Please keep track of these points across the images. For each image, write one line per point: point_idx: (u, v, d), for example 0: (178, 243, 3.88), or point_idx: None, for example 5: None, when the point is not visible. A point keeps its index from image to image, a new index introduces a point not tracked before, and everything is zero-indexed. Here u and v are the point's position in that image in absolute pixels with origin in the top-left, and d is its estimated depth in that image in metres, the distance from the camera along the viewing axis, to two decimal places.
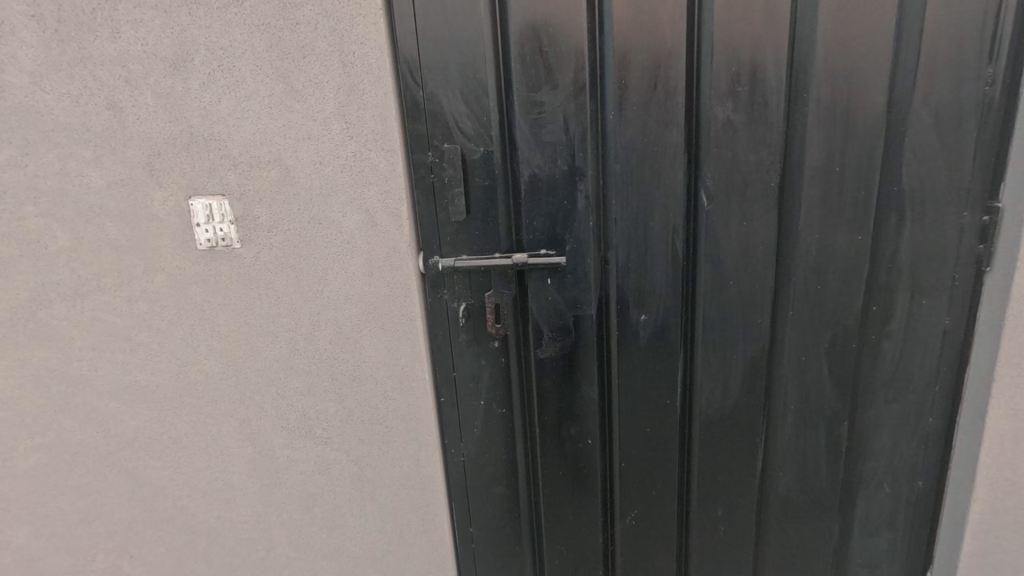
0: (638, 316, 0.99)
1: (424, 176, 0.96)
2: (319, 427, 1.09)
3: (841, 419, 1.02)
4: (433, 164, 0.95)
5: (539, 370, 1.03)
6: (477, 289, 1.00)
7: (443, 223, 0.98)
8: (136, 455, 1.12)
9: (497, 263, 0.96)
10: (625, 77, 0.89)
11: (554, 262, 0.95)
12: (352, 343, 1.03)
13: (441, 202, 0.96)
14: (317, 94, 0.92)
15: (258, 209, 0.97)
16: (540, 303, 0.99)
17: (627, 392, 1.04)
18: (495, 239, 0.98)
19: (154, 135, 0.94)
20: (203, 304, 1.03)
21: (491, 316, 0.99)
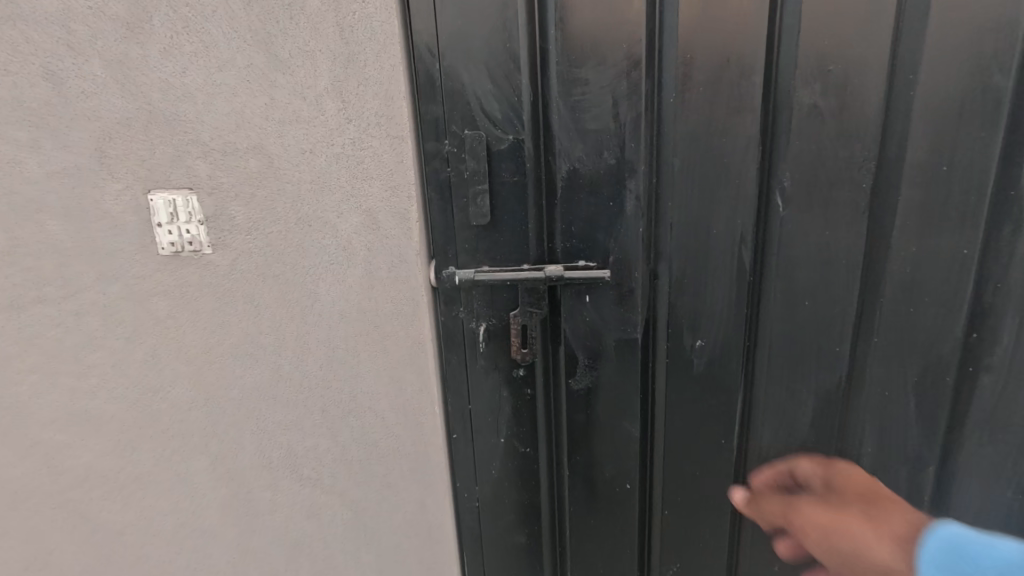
0: (693, 342, 0.83)
1: (439, 170, 0.78)
2: (307, 466, 0.92)
3: (927, 464, 0.87)
4: (451, 156, 0.77)
5: (572, 403, 0.87)
6: (499, 308, 0.83)
7: (461, 227, 0.81)
8: (89, 496, 0.95)
9: (525, 276, 0.78)
10: (692, 51, 0.72)
11: (594, 275, 0.78)
12: (348, 370, 0.86)
13: (459, 202, 0.79)
14: (308, 66, 0.74)
15: (234, 208, 0.79)
16: (575, 324, 0.83)
17: (674, 430, 0.88)
18: (523, 248, 0.81)
19: (104, 114, 0.76)
20: (167, 320, 0.86)
21: (516, 340, 0.82)
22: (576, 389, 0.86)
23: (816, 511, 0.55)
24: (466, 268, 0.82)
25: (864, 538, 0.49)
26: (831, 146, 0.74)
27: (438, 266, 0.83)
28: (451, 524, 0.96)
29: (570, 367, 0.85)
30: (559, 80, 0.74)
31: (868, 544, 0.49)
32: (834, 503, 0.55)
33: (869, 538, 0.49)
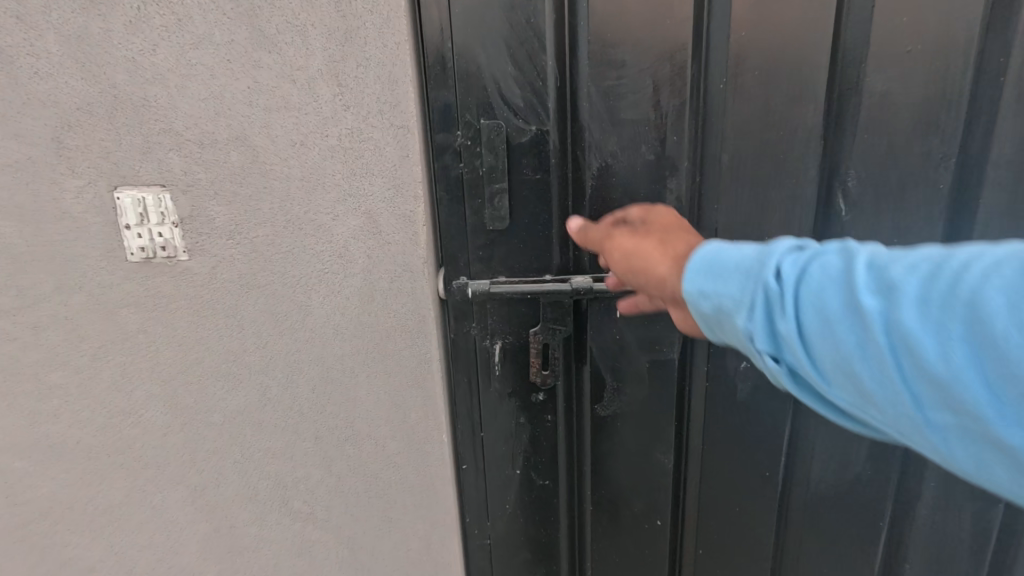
0: (737, 364, 0.74)
1: (451, 167, 0.68)
2: (298, 499, 0.82)
3: (997, 500, 0.77)
4: (465, 150, 0.67)
5: (598, 430, 0.78)
6: (517, 325, 0.73)
7: (474, 232, 0.70)
8: (52, 530, 0.85)
9: (548, 288, 0.69)
10: (747, 28, 0.62)
11: (630, 288, 0.68)
12: (345, 392, 0.76)
13: (473, 203, 0.69)
14: (299, 44, 0.63)
15: (214, 208, 0.69)
16: (604, 343, 0.73)
17: (713, 460, 0.79)
18: (546, 256, 0.71)
19: (60, 98, 0.65)
20: (137, 336, 0.75)
21: (536, 360, 0.73)
22: (603, 416, 0.77)
23: (621, 233, 0.54)
24: (479, 279, 0.72)
25: (650, 255, 0.49)
26: (906, 140, 0.64)
27: (448, 277, 0.72)
28: (460, 562, 0.87)
29: (597, 391, 0.75)
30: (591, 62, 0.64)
31: (651, 266, 0.49)
32: (643, 230, 0.54)
33: (656, 259, 0.49)
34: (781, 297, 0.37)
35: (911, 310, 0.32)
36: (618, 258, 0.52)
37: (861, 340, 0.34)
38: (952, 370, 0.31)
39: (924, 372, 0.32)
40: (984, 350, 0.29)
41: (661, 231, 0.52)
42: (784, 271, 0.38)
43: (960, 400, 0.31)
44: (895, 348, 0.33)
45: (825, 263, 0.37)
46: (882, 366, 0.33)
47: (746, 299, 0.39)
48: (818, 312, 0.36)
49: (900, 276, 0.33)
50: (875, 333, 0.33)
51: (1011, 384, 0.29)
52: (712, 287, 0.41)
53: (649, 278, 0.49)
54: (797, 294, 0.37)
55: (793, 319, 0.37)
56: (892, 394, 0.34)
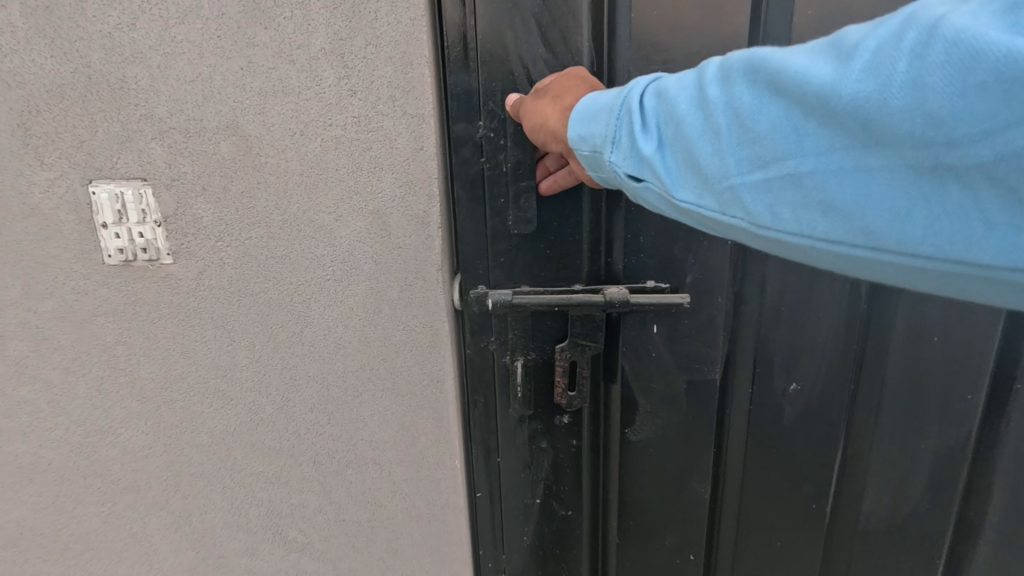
0: (785, 386, 0.67)
1: (472, 162, 0.60)
2: (293, 528, 0.74)
3: None
4: (489, 142, 0.59)
5: (628, 456, 0.70)
6: (541, 340, 0.65)
7: (494, 235, 0.62)
8: (22, 559, 0.77)
9: (579, 300, 0.60)
10: (813, 8, 0.55)
11: (672, 302, 0.60)
12: (347, 412, 0.68)
13: (496, 204, 0.61)
14: (299, 18, 0.55)
15: (201, 205, 0.61)
16: (638, 360, 0.66)
17: (755, 489, 0.72)
18: (576, 263, 0.63)
19: (26, 78, 0.57)
20: (116, 348, 0.67)
21: (562, 381, 0.65)
22: (634, 440, 0.70)
23: (527, 98, 0.54)
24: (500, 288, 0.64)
25: (542, 110, 0.51)
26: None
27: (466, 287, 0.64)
28: None
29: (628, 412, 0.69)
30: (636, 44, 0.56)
31: (541, 120, 0.51)
32: (554, 83, 0.53)
33: (547, 112, 0.50)
34: (635, 109, 0.41)
35: (731, 88, 0.36)
36: (527, 126, 0.53)
37: (701, 124, 0.37)
38: (761, 127, 0.34)
39: (743, 140, 0.35)
40: (784, 102, 0.33)
41: (557, 85, 0.52)
42: (642, 95, 0.42)
43: (773, 158, 0.34)
44: (721, 123, 0.36)
45: (677, 77, 0.40)
46: (712, 144, 0.36)
47: (613, 132, 0.43)
48: (669, 114, 0.39)
49: (723, 67, 0.37)
50: (707, 115, 0.37)
51: (809, 124, 0.32)
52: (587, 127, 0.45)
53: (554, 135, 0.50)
54: (651, 104, 0.40)
55: (649, 127, 0.40)
56: (721, 174, 0.36)
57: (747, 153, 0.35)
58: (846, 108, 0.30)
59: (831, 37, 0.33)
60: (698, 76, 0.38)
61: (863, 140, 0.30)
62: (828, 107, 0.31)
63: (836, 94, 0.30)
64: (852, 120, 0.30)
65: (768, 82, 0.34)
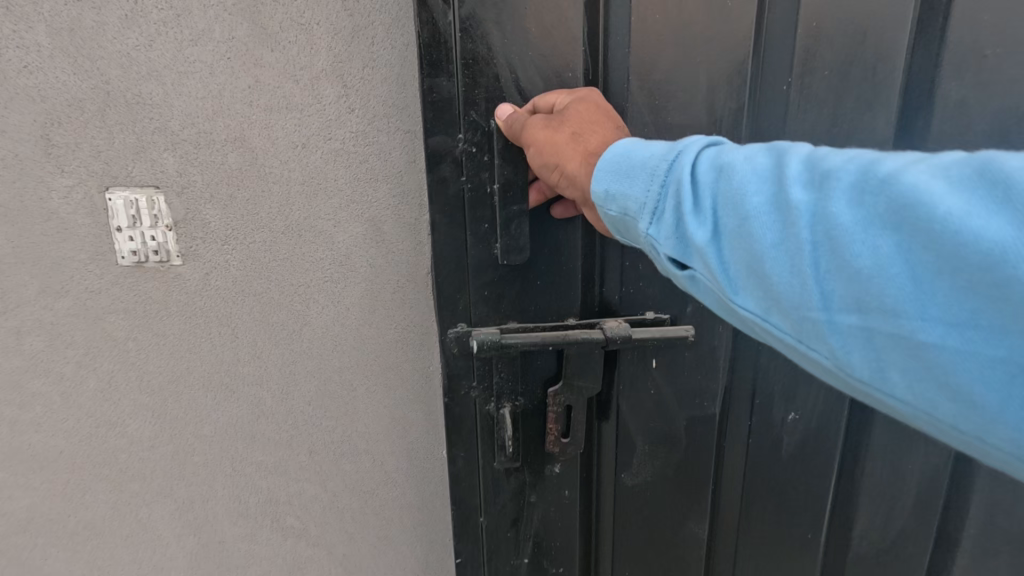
0: (784, 416, 0.75)
1: (450, 180, 0.61)
2: (290, 515, 0.78)
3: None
4: (469, 159, 0.61)
5: (625, 499, 0.76)
6: (533, 387, 0.70)
7: (481, 264, 0.65)
8: (32, 544, 0.81)
9: (579, 337, 0.64)
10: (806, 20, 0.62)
11: (676, 334, 0.66)
12: (343, 406, 0.73)
13: (478, 222, 0.63)
14: (302, 41, 0.60)
15: (209, 211, 0.66)
16: (639, 395, 0.72)
17: (752, 521, 0.80)
18: (570, 296, 0.68)
19: (48, 94, 0.62)
20: (127, 343, 0.72)
21: (555, 427, 0.69)
22: (631, 473, 0.75)
23: (537, 123, 0.54)
24: (483, 326, 0.67)
25: (562, 149, 0.53)
26: (923, 144, 0.68)
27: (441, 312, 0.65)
28: None
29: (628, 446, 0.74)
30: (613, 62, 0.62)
31: (560, 160, 0.53)
32: (571, 116, 0.54)
33: (567, 153, 0.52)
34: (693, 190, 0.41)
35: (833, 203, 0.34)
36: (536, 156, 0.54)
37: (788, 236, 0.36)
38: (863, 260, 0.33)
39: (835, 266, 0.34)
40: (907, 244, 0.32)
41: (576, 121, 0.53)
42: (709, 178, 0.41)
43: (877, 303, 0.33)
44: (815, 244, 0.35)
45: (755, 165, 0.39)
46: (795, 262, 0.36)
47: (656, 203, 0.44)
48: (747, 218, 0.38)
49: (826, 175, 0.35)
50: (793, 224, 0.36)
51: (936, 277, 0.31)
52: (618, 190, 0.46)
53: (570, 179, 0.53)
54: (727, 194, 0.39)
55: (709, 218, 0.40)
56: (807, 301, 0.36)
57: (837, 283, 0.34)
58: (1011, 280, 0.28)
59: (971, 168, 0.31)
60: (782, 174, 0.37)
61: (1005, 319, 0.29)
62: (980, 268, 0.29)
63: (1000, 259, 0.28)
64: (1015, 296, 0.28)
65: (883, 209, 0.33)
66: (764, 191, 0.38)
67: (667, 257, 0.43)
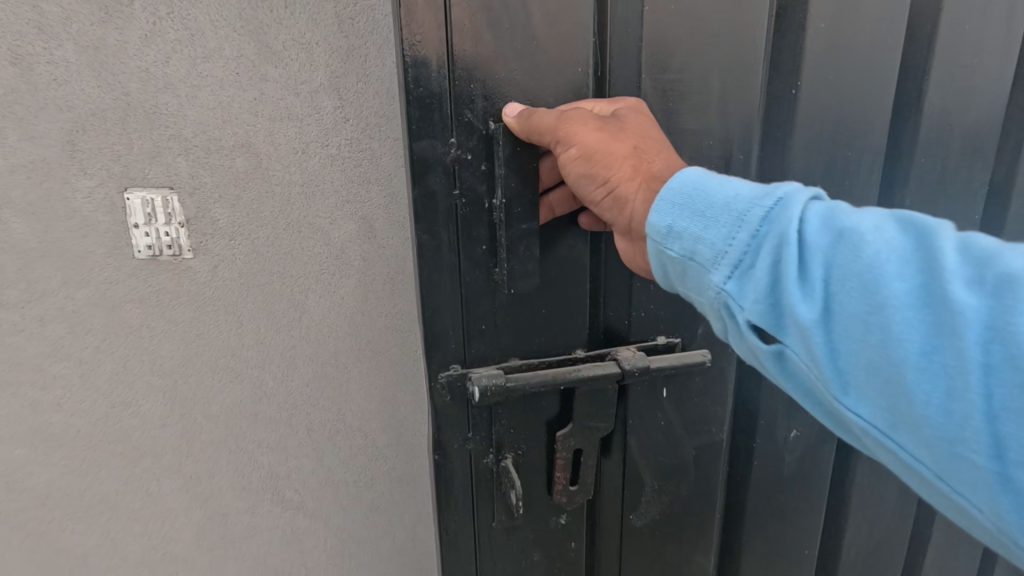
0: (787, 434, 0.81)
1: (439, 193, 0.56)
2: (289, 488, 0.85)
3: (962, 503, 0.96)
4: (464, 167, 0.56)
5: (632, 539, 0.77)
6: (535, 436, 0.67)
7: (482, 290, 0.60)
8: (49, 517, 0.88)
9: (598, 372, 0.63)
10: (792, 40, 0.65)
11: (693, 360, 0.69)
12: (339, 388, 0.80)
13: (473, 242, 0.59)
14: (303, 59, 0.68)
15: (218, 210, 0.73)
16: (649, 432, 0.72)
17: (753, 544, 0.84)
18: (577, 324, 0.66)
19: (74, 104, 0.69)
20: (141, 330, 0.79)
21: (563, 475, 0.67)
22: (638, 514, 0.76)
23: (585, 125, 0.51)
24: (481, 364, 0.63)
25: (617, 169, 0.51)
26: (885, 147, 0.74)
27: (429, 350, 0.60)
28: None
29: (636, 487, 0.74)
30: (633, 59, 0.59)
31: (616, 180, 0.51)
32: (624, 129, 0.52)
33: (625, 174, 0.51)
34: (817, 263, 0.39)
35: (1012, 317, 0.31)
36: (583, 166, 0.51)
37: (937, 337, 0.34)
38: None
39: (1015, 397, 0.31)
40: None
41: (635, 135, 0.52)
42: (841, 255, 0.38)
43: None
44: (978, 358, 0.32)
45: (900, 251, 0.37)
46: (944, 368, 0.33)
47: (754, 262, 0.42)
48: (883, 308, 0.36)
49: (1005, 285, 0.32)
50: (956, 332, 0.33)
51: None
52: (699, 238, 0.44)
53: (618, 198, 0.51)
54: (866, 277, 0.37)
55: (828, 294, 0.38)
56: (954, 412, 0.33)
57: (1016, 420, 0.31)
58: None
59: None
60: (939, 269, 0.35)
61: None
62: None
63: None
64: None
65: None
66: (902, 283, 0.36)
67: (760, 320, 0.41)
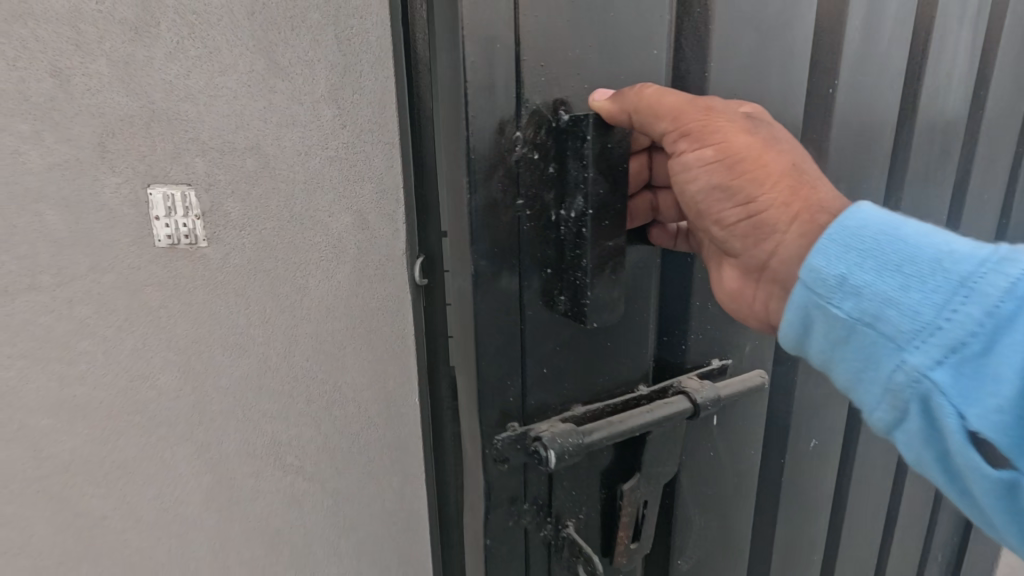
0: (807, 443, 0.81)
1: (502, 205, 0.43)
2: (290, 454, 0.95)
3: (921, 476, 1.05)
4: (529, 170, 0.44)
5: None
6: (588, 492, 0.55)
7: (542, 322, 0.48)
8: (71, 482, 0.97)
9: (672, 411, 0.53)
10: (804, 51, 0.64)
11: (753, 382, 0.62)
12: (335, 362, 0.91)
13: (538, 264, 0.46)
14: (307, 74, 0.79)
15: (230, 204, 0.84)
16: (690, 458, 0.65)
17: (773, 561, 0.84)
18: (638, 354, 0.55)
19: (106, 111, 0.80)
20: (159, 310, 0.88)
21: (625, 531, 0.56)
22: (679, 547, 0.68)
23: (733, 130, 0.45)
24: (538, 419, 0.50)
25: (762, 185, 0.45)
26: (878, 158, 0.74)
27: (486, 401, 0.46)
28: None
29: (680, 519, 0.67)
30: (704, 44, 0.52)
31: (759, 200, 0.45)
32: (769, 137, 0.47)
33: (773, 194, 0.45)
34: None
35: None
36: (722, 174, 0.46)
37: None
38: None
39: None
40: None
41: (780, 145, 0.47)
42: None
43: None
44: None
45: None
46: None
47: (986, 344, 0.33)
48: None
49: None
50: None
51: None
52: (891, 304, 0.37)
53: (755, 220, 0.46)
54: None
55: None
56: None
57: None
58: None
59: None
60: None
61: None
62: None
63: None
64: None
65: None
66: None
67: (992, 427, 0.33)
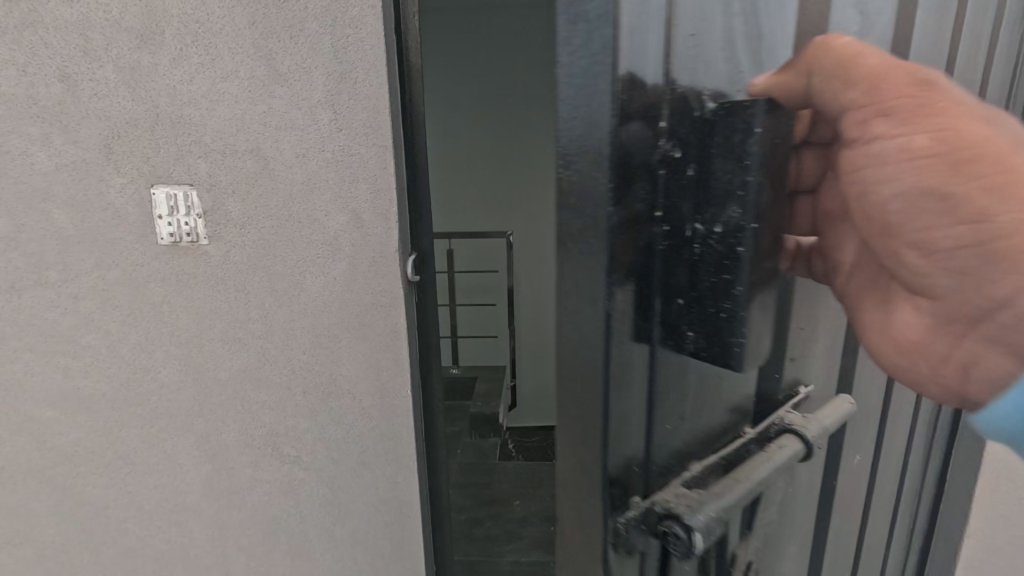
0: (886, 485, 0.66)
1: (643, 218, 0.29)
2: (287, 445, 0.99)
3: None
4: (671, 172, 0.30)
5: None
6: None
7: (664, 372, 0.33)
8: (75, 472, 1.00)
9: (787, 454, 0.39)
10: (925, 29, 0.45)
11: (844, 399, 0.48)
12: (330, 354, 0.95)
13: (670, 290, 0.32)
14: (305, 80, 0.83)
15: (230, 204, 0.88)
16: (808, 516, 0.52)
17: None
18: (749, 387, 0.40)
19: (112, 114, 0.83)
20: (161, 305, 0.92)
21: None
22: None
23: (967, 114, 0.30)
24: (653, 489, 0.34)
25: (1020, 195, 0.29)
26: None
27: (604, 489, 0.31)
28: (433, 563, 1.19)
29: None
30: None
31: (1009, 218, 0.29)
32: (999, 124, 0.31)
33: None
34: None
35: None
36: (942, 173, 0.29)
37: None
38: None
39: None
40: None
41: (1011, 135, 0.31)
42: None
43: None
44: None
45: None
46: None
47: None
48: None
49: None
50: None
51: None
52: None
53: (987, 250, 0.30)
54: None
55: None
56: None
57: None
58: None
59: None
60: None
61: None
62: None
63: None
64: None
65: None
66: None
67: None
